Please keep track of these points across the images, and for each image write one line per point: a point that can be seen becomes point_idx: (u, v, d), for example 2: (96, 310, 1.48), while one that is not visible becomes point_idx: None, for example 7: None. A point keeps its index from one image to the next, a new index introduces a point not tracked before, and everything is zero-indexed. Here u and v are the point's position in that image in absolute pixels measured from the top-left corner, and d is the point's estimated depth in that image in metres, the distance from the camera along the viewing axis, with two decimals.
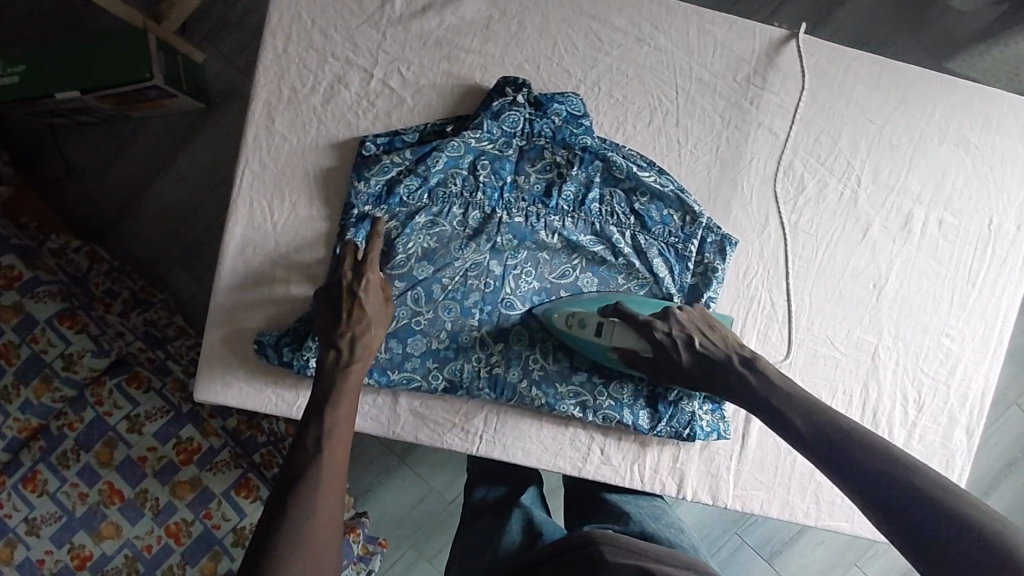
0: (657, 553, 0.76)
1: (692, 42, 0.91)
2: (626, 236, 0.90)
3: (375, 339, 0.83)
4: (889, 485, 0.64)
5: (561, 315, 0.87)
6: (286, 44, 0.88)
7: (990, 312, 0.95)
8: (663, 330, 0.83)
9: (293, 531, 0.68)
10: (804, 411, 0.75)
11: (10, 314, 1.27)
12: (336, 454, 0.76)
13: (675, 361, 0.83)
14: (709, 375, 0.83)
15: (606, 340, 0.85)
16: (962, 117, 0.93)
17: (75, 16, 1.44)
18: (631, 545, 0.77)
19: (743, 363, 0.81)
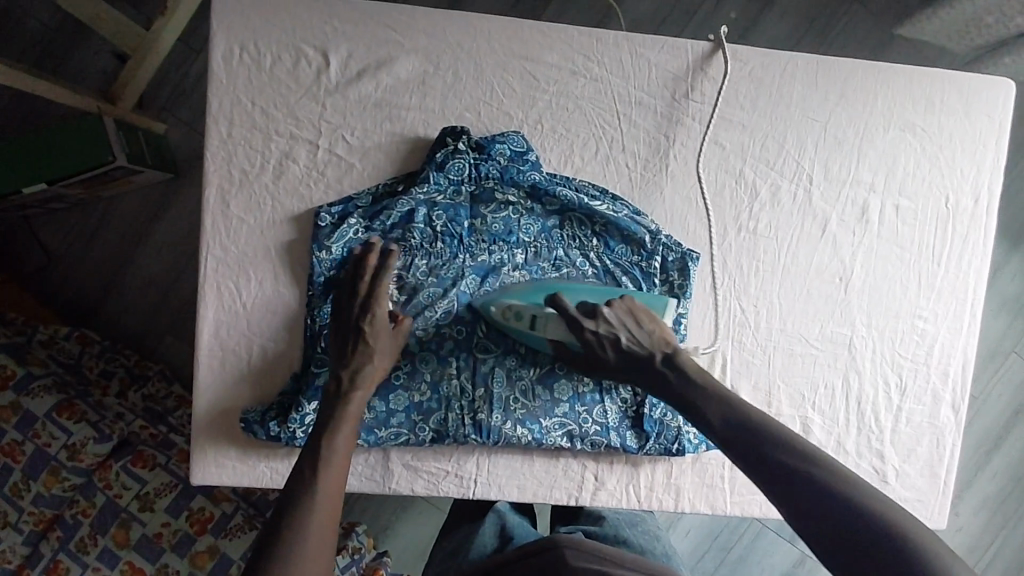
0: (619, 559, 0.83)
1: (626, 67, 0.92)
2: (590, 261, 0.91)
3: (375, 372, 0.85)
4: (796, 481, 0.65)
5: (497, 307, 0.87)
6: (230, 129, 0.89)
7: (959, 288, 0.96)
8: (593, 329, 0.82)
9: (290, 552, 0.68)
10: (718, 404, 0.76)
11: (9, 413, 1.29)
12: (334, 478, 0.77)
13: (604, 362, 0.84)
14: (639, 370, 0.84)
15: (540, 334, 0.85)
16: (904, 100, 0.94)
17: (31, 111, 1.46)
18: (595, 548, 0.84)
19: (664, 359, 0.82)
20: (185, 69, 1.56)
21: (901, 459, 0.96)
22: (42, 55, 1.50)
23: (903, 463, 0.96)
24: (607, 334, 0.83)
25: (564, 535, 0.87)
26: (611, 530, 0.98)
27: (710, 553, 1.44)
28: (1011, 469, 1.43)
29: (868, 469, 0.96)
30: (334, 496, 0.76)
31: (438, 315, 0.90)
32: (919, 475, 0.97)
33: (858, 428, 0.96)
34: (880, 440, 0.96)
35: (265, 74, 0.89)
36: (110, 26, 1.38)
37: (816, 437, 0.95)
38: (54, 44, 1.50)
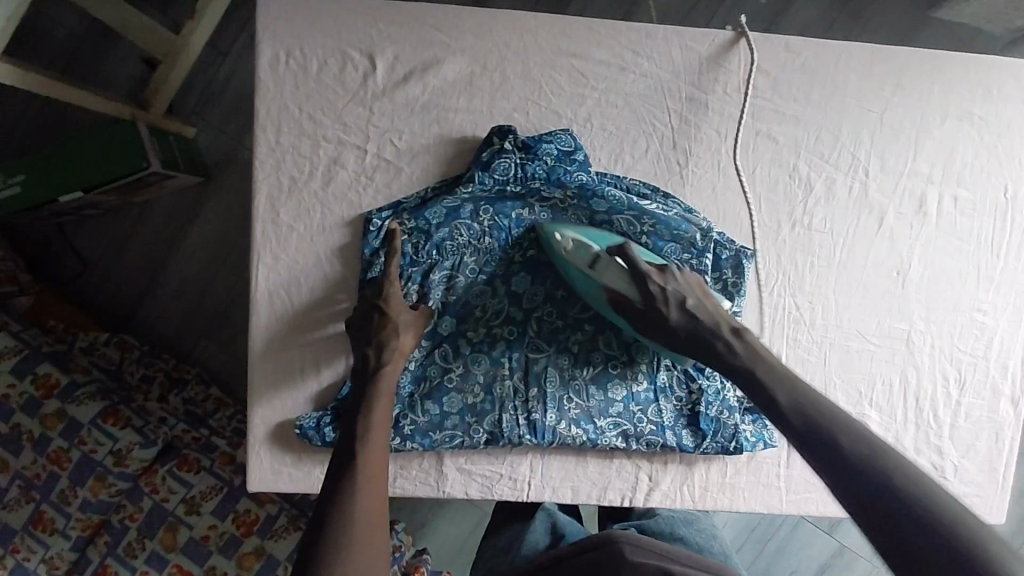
0: (679, 557, 0.80)
1: (675, 62, 0.90)
2: None
3: (403, 346, 0.84)
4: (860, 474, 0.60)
5: (562, 238, 0.85)
6: (278, 135, 0.88)
7: (1019, 280, 0.94)
8: (659, 285, 0.80)
9: (338, 529, 0.68)
10: (787, 391, 0.72)
11: (55, 420, 1.32)
12: (376, 455, 0.76)
13: (663, 322, 0.80)
14: (694, 335, 0.80)
15: (597, 277, 0.83)
16: (962, 89, 0.91)
17: (65, 118, 1.47)
18: (652, 544, 0.81)
19: (731, 332, 0.79)
20: (214, 72, 1.56)
21: (960, 455, 0.95)
22: (72, 62, 1.50)
23: (962, 459, 0.95)
24: (670, 293, 0.80)
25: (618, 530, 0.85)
26: (666, 526, 0.98)
27: (749, 545, 1.43)
28: None
29: (927, 465, 0.94)
30: (378, 478, 0.74)
31: (489, 313, 0.90)
32: (979, 470, 0.95)
33: (917, 424, 0.94)
34: (939, 436, 0.94)
35: (311, 79, 0.88)
36: (139, 30, 1.37)
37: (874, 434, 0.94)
38: (84, 51, 1.50)
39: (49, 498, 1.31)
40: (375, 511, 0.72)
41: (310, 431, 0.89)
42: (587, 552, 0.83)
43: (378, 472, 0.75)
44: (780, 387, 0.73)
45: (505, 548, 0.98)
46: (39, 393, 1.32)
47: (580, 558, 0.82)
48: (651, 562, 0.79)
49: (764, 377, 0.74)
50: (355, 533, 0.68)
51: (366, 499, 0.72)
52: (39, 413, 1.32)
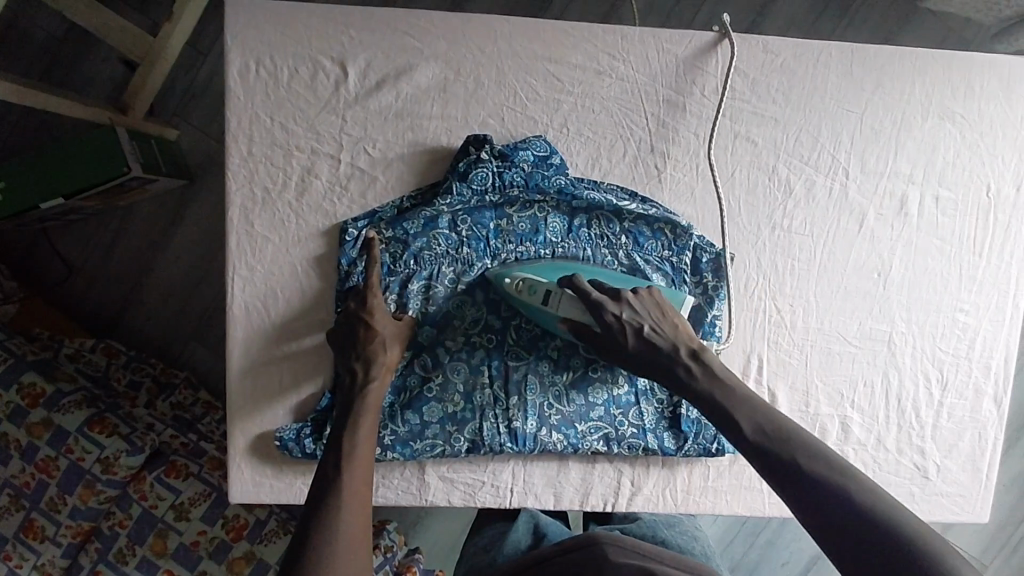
0: (660, 556, 0.79)
1: (652, 65, 0.89)
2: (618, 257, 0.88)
3: (390, 360, 0.84)
4: (824, 508, 0.62)
5: (511, 280, 0.84)
6: (250, 145, 0.87)
7: (1001, 279, 0.93)
8: (615, 313, 0.80)
9: (322, 546, 0.67)
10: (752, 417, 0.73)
11: (42, 430, 1.31)
12: (359, 474, 0.75)
13: (624, 349, 0.80)
14: (649, 363, 0.81)
15: (553, 310, 0.82)
16: (943, 88, 0.90)
17: (44, 124, 1.45)
18: (635, 545, 0.80)
19: (690, 355, 0.80)
20: (194, 74, 1.54)
21: (942, 454, 0.95)
22: (50, 66, 1.48)
23: (945, 459, 0.95)
24: (631, 325, 0.80)
25: (603, 532, 0.84)
26: (648, 528, 0.97)
27: (737, 539, 1.44)
28: None
29: (909, 465, 0.94)
30: (362, 494, 0.74)
31: (468, 322, 0.89)
32: (961, 470, 0.95)
33: (899, 424, 0.94)
34: (921, 436, 0.94)
35: (283, 88, 0.86)
36: (118, 33, 1.36)
37: (855, 436, 0.93)
38: (61, 54, 1.48)
39: (39, 506, 1.31)
40: (359, 526, 0.72)
41: (290, 442, 0.89)
42: (570, 552, 0.82)
43: (362, 486, 0.74)
44: (744, 414, 0.74)
45: (487, 552, 0.98)
46: (25, 402, 1.32)
47: (564, 558, 0.82)
48: (633, 562, 0.78)
49: (732, 406, 0.75)
50: (338, 549, 0.68)
51: (352, 514, 0.71)
52: (25, 422, 1.31)
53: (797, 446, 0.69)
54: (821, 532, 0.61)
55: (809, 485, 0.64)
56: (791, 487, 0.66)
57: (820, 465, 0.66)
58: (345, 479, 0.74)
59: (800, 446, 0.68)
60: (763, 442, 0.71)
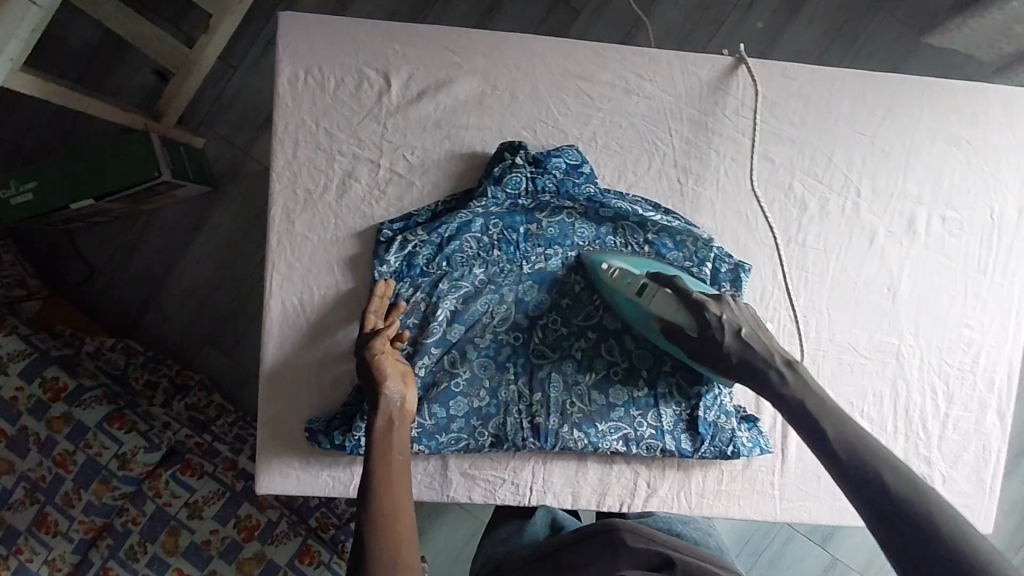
0: (675, 544, 0.84)
1: (677, 85, 0.94)
2: None
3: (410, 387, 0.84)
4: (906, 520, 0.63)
5: (607, 267, 0.90)
6: (295, 149, 0.92)
7: (1005, 298, 0.98)
8: (717, 315, 0.84)
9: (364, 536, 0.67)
10: (838, 427, 0.75)
11: (61, 424, 1.33)
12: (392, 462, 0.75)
13: (716, 347, 0.83)
14: (748, 364, 0.83)
15: (646, 303, 0.87)
16: (950, 115, 0.95)
17: (77, 127, 1.50)
18: (650, 533, 0.84)
19: (784, 362, 0.82)
20: (225, 84, 1.59)
21: (948, 465, 0.98)
22: (87, 72, 1.54)
23: (951, 469, 0.98)
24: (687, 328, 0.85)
25: (620, 521, 0.87)
26: (661, 521, 0.98)
27: (743, 556, 1.46)
28: None
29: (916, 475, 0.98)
30: (398, 485, 0.73)
31: (496, 320, 0.93)
32: (966, 481, 0.98)
33: (907, 435, 0.97)
34: (928, 447, 0.98)
35: (328, 96, 0.91)
36: (157, 44, 1.41)
37: None
38: (98, 62, 1.54)
39: (54, 500, 1.33)
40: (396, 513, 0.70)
41: (319, 433, 0.91)
42: (587, 539, 0.85)
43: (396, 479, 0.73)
44: (833, 424, 0.75)
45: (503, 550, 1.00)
46: (47, 396, 1.34)
47: (581, 544, 0.85)
48: (650, 547, 0.82)
49: (817, 409, 0.78)
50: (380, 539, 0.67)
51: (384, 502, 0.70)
52: (46, 416, 1.34)
53: (882, 465, 0.69)
54: (894, 537, 0.62)
55: (880, 490, 0.67)
56: (869, 497, 0.67)
57: (904, 487, 0.66)
58: (378, 473, 0.73)
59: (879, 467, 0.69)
60: (848, 458, 0.71)
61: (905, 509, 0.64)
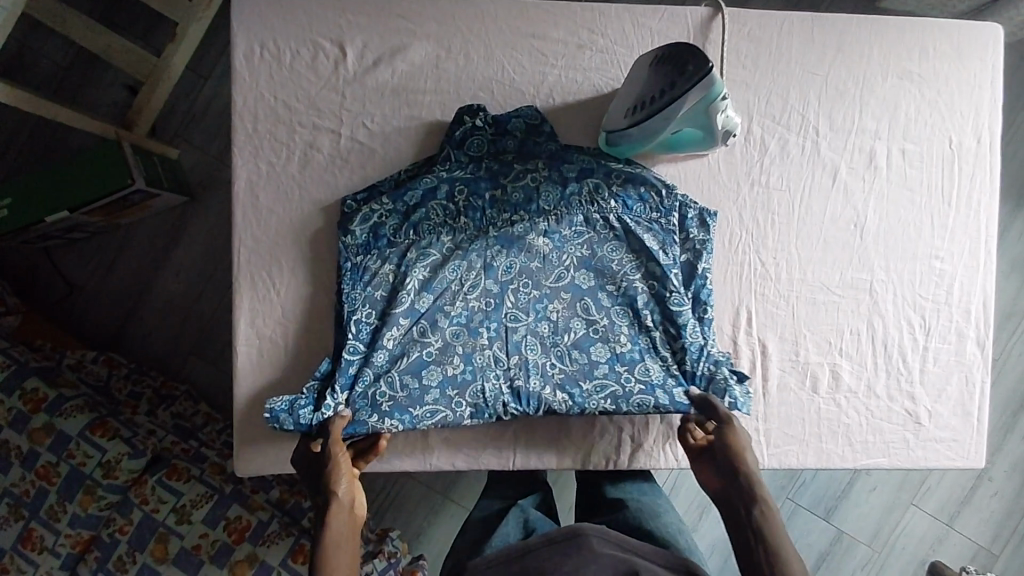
0: (640, 549, 0.82)
1: (629, 37, 0.95)
2: (609, 219, 0.93)
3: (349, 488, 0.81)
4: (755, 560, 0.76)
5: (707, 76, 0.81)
6: (255, 124, 0.92)
7: (973, 226, 0.98)
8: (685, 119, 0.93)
9: None
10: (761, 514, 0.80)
11: (43, 435, 1.31)
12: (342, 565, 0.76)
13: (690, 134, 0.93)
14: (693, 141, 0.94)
15: None
16: (900, 51, 0.97)
17: (51, 144, 1.51)
18: (619, 538, 0.82)
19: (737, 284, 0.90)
20: (195, 90, 1.60)
21: (933, 399, 0.98)
22: (59, 90, 1.55)
23: (936, 403, 0.98)
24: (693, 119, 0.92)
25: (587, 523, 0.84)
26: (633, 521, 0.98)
27: None
28: None
29: (902, 411, 0.97)
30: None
31: (465, 287, 0.91)
32: (953, 415, 0.98)
33: (887, 371, 0.97)
34: (910, 381, 0.97)
35: (285, 69, 0.92)
36: (126, 55, 1.43)
37: (846, 383, 0.97)
38: (69, 79, 1.56)
39: (39, 515, 1.30)
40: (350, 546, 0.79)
41: (282, 416, 0.87)
42: (554, 545, 0.82)
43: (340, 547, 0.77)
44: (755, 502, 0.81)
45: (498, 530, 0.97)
46: (27, 407, 1.32)
47: (548, 549, 0.81)
48: (620, 552, 0.81)
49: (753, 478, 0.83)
50: None
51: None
52: (28, 428, 1.32)
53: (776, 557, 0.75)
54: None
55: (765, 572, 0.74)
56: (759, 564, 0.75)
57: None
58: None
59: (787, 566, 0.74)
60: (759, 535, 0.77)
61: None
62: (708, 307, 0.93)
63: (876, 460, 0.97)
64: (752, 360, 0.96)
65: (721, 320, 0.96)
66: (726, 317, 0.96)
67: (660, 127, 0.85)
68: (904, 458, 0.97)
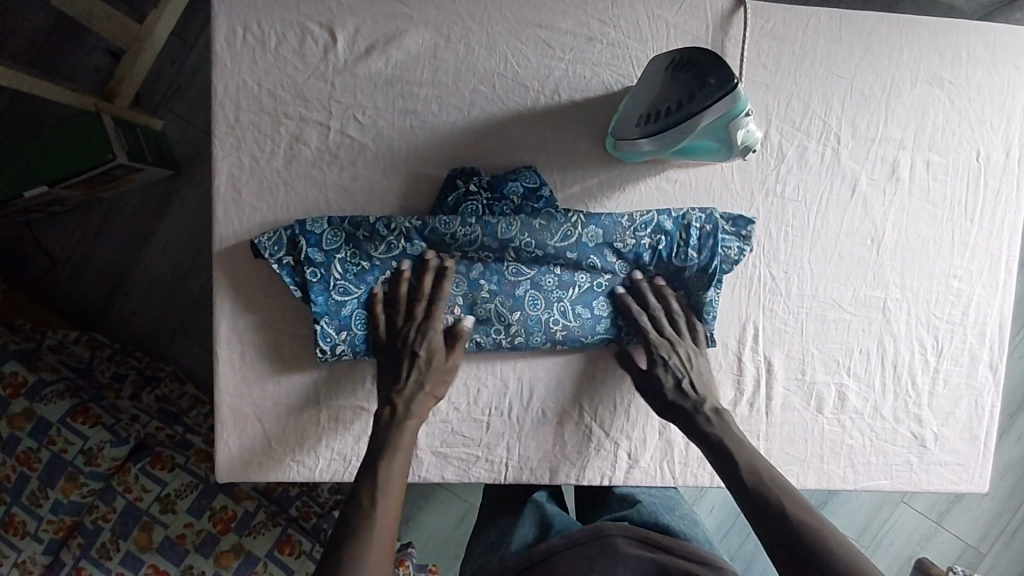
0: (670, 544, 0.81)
1: (643, 30, 0.88)
2: (600, 283, 0.88)
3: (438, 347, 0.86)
4: (811, 564, 0.70)
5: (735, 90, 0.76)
6: (238, 113, 0.86)
7: (995, 244, 0.93)
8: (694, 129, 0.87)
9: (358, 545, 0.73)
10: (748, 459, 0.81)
11: (23, 421, 1.26)
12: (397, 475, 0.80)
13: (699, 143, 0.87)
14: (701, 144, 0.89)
15: None
16: (931, 54, 0.90)
17: (29, 114, 1.44)
18: (640, 533, 0.82)
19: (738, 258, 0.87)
20: (179, 60, 1.51)
21: (939, 422, 0.94)
22: (35, 55, 1.46)
23: (942, 427, 0.95)
24: None
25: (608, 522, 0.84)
26: (648, 514, 0.92)
27: (735, 529, 1.41)
28: None
29: (907, 433, 0.94)
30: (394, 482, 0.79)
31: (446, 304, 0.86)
32: (959, 439, 0.95)
33: (895, 392, 0.94)
34: (918, 404, 0.94)
35: (270, 54, 0.86)
36: (107, 21, 1.32)
37: (851, 404, 0.93)
38: (46, 44, 1.46)
39: (20, 500, 1.25)
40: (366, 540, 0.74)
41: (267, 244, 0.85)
42: (578, 546, 0.81)
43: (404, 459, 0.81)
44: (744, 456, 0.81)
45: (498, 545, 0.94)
46: (5, 393, 1.27)
47: (572, 551, 0.80)
48: (644, 553, 0.80)
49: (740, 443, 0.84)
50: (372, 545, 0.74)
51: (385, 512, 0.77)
52: (7, 413, 1.26)
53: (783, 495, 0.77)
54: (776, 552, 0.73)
55: (779, 530, 0.74)
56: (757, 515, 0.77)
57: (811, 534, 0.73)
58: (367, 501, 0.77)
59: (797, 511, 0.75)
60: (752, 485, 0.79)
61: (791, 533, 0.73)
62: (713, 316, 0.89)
63: (878, 482, 0.94)
64: (755, 378, 0.92)
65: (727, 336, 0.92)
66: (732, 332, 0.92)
67: (676, 141, 0.79)
68: (907, 481, 0.94)
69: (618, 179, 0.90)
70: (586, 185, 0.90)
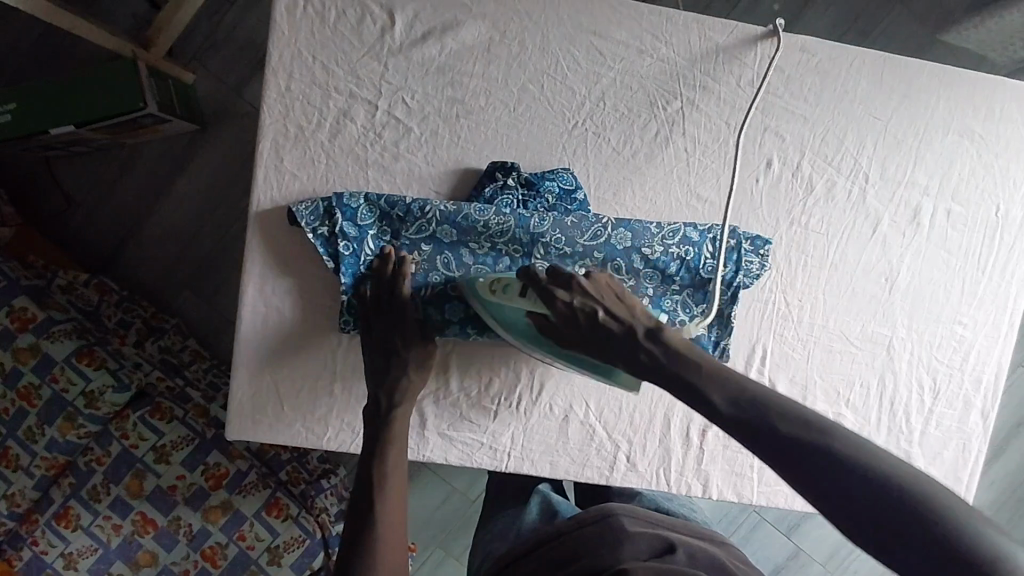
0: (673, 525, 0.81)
1: (693, 50, 0.91)
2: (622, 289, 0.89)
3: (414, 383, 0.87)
4: (907, 514, 0.51)
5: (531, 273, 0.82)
6: (289, 82, 0.87)
7: (1001, 296, 0.97)
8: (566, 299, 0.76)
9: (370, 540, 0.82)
10: (722, 389, 0.65)
11: (28, 356, 1.21)
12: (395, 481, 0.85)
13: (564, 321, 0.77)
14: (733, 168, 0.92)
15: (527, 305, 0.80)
16: (965, 106, 0.93)
17: (65, 52, 1.43)
18: (644, 514, 0.81)
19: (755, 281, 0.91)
20: (220, 16, 1.52)
21: (927, 461, 0.97)
22: None
23: (929, 465, 0.97)
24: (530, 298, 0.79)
25: (612, 505, 0.83)
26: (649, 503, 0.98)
27: None
28: (1011, 481, 1.43)
29: None
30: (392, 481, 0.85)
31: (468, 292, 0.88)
32: (943, 478, 0.98)
33: (889, 429, 0.96)
34: (909, 441, 0.97)
35: (328, 29, 0.87)
36: None
37: (846, 434, 0.96)
38: None
39: (16, 434, 1.21)
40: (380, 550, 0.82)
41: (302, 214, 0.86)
42: (584, 527, 0.80)
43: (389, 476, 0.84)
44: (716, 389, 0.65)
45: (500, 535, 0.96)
46: (14, 326, 1.22)
47: (577, 532, 0.80)
48: (648, 531, 0.78)
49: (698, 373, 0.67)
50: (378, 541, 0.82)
51: (388, 509, 0.84)
52: (12, 346, 1.21)
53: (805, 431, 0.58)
54: (847, 515, 0.53)
55: (830, 484, 0.55)
56: (813, 480, 0.56)
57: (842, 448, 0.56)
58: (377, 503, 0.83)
59: (859, 454, 0.55)
60: (785, 440, 0.58)
61: (881, 496, 0.52)
62: (728, 334, 0.91)
63: None
64: None
65: (736, 358, 0.94)
66: (742, 352, 0.94)
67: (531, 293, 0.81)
68: None
69: (652, 191, 0.92)
70: (621, 192, 0.92)
